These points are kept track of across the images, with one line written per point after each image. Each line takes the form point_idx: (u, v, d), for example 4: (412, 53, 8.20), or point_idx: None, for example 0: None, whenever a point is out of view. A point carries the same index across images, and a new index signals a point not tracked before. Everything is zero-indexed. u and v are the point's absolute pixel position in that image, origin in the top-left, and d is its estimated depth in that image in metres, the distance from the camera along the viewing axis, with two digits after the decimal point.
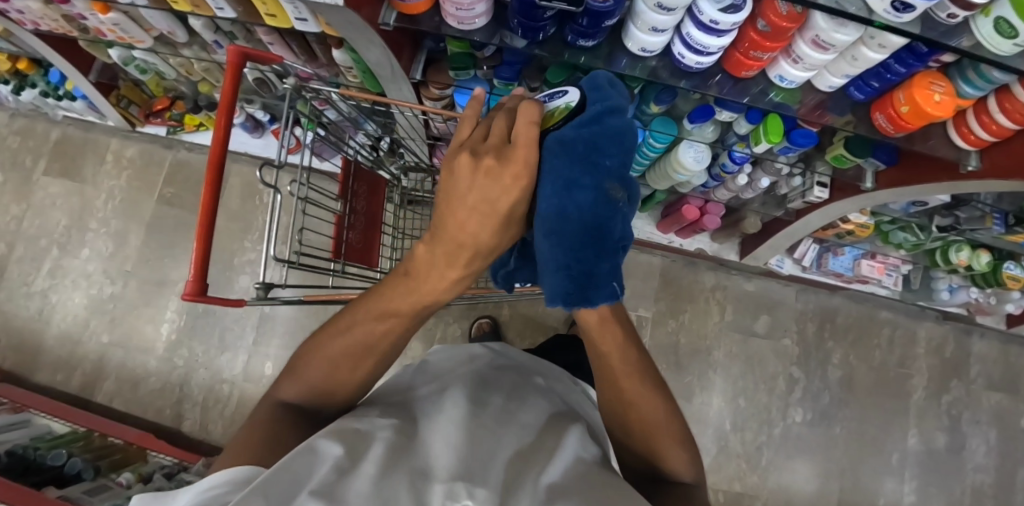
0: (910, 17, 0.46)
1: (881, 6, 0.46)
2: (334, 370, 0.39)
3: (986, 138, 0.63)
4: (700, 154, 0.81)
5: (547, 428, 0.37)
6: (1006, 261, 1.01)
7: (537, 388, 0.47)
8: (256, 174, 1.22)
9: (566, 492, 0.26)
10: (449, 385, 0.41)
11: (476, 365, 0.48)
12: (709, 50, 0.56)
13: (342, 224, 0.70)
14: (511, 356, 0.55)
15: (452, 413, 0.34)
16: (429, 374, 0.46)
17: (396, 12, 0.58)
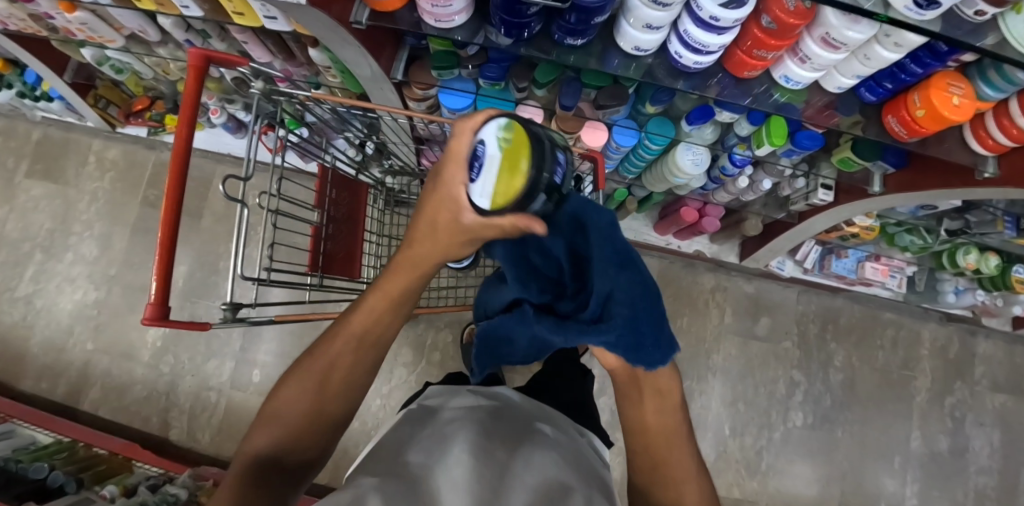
0: (933, 14, 0.42)
1: (902, 3, 0.42)
2: (306, 411, 0.36)
3: (1006, 143, 0.59)
4: (699, 156, 0.77)
5: (557, 485, 0.33)
6: (1015, 265, 0.99)
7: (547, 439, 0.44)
8: (219, 188, 1.19)
9: None
10: (455, 431, 0.38)
11: (479, 410, 0.45)
12: (709, 48, 0.51)
13: (319, 236, 0.66)
14: (518, 406, 0.51)
15: (461, 474, 0.31)
16: (429, 420, 0.43)
17: (369, 10, 0.53)
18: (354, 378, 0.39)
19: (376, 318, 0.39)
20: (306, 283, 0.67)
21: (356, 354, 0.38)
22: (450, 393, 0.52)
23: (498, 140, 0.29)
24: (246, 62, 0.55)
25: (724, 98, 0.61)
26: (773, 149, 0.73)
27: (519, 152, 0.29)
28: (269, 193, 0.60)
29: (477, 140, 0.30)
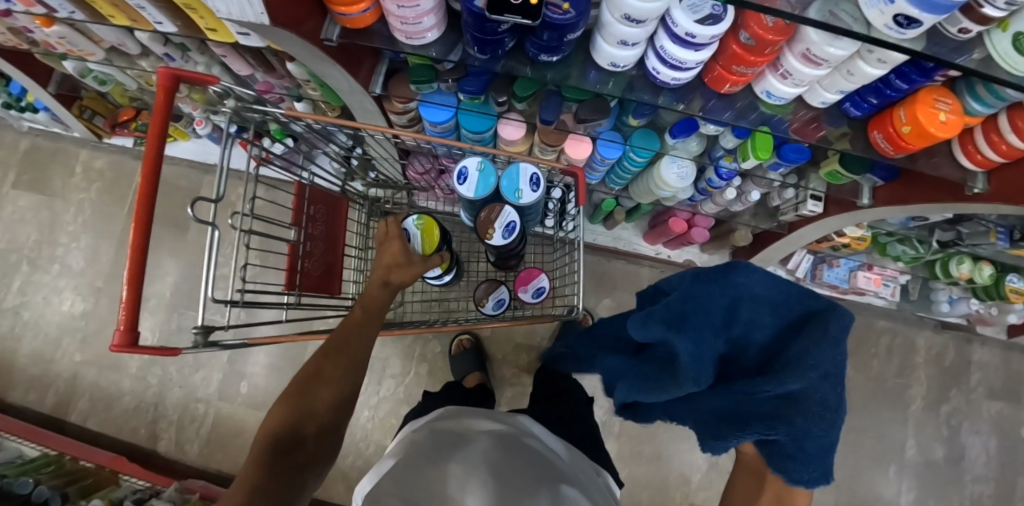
0: (913, 33, 0.41)
1: (882, 20, 0.40)
2: (311, 397, 0.46)
3: (995, 158, 0.58)
4: (685, 169, 0.76)
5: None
6: (1009, 274, 0.98)
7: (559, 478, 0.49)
8: (188, 213, 1.18)
9: None
10: (480, 469, 0.44)
11: (500, 436, 0.53)
12: (686, 65, 0.49)
13: (296, 254, 0.65)
14: (541, 445, 0.56)
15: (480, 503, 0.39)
16: (461, 443, 0.50)
17: (339, 27, 0.52)
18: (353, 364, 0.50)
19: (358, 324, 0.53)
20: (283, 301, 0.66)
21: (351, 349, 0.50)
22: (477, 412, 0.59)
23: (415, 223, 0.66)
24: (217, 82, 0.56)
25: (707, 112, 0.60)
26: (759, 162, 0.71)
27: (427, 224, 0.67)
28: (243, 214, 0.59)
29: (403, 228, 0.67)
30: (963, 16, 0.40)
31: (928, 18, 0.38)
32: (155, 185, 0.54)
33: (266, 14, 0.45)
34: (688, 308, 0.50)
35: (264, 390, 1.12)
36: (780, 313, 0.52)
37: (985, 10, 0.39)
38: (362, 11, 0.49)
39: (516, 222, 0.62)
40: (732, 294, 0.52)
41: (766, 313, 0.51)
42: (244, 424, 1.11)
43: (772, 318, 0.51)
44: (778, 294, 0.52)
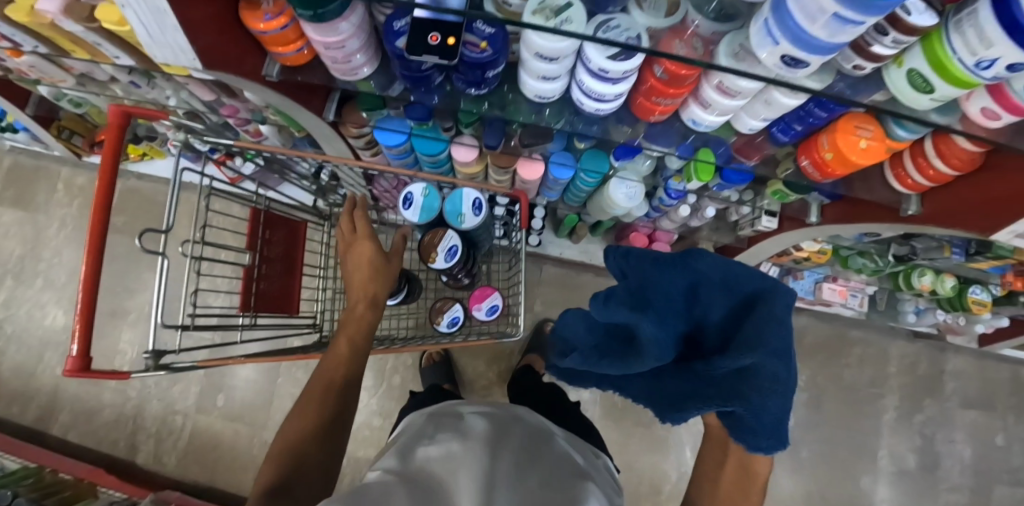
0: (805, 70, 0.40)
1: (773, 60, 0.40)
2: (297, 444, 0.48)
3: (924, 183, 0.59)
4: (632, 190, 0.78)
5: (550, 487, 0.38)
6: (972, 286, 1.00)
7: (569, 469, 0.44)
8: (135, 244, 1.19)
9: None
10: (477, 451, 0.40)
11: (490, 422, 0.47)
12: (606, 97, 0.50)
13: (250, 277, 0.67)
14: (545, 435, 0.51)
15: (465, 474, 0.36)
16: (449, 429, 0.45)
17: (279, 65, 0.54)
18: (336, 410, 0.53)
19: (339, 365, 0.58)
20: (239, 322, 0.68)
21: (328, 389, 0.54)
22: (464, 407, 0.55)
23: None
24: (166, 115, 0.58)
25: (649, 135, 0.62)
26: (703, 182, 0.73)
27: None
28: (194, 241, 0.62)
29: None
30: (855, 53, 0.40)
31: (813, 58, 0.37)
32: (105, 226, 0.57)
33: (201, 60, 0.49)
34: (649, 288, 0.48)
35: (240, 403, 1.14)
36: (733, 289, 0.47)
37: (875, 48, 0.39)
38: (299, 50, 0.51)
39: (458, 245, 0.65)
40: (691, 278, 0.48)
41: (720, 297, 0.46)
42: (220, 436, 1.13)
43: (725, 299, 0.47)
44: (727, 275, 0.48)
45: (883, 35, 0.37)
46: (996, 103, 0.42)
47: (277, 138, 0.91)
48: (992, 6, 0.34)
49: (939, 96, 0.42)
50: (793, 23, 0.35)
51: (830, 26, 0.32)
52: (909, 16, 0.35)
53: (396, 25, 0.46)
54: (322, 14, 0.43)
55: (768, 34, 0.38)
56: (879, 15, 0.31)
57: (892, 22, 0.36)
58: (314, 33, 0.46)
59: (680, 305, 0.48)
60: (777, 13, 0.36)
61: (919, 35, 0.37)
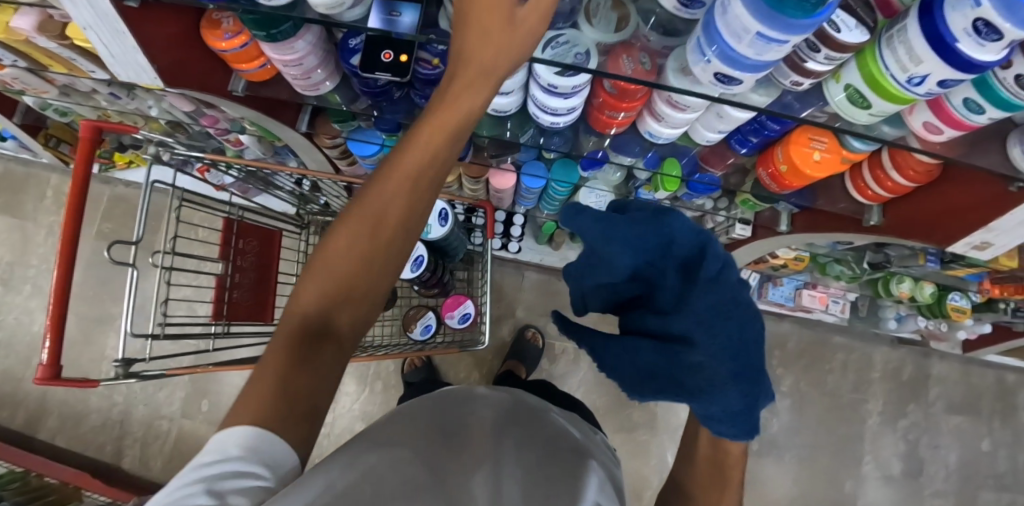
0: (739, 87, 0.41)
1: (707, 77, 0.41)
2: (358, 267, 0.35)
3: (883, 194, 0.60)
4: (602, 199, 0.79)
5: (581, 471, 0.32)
6: (951, 292, 1.00)
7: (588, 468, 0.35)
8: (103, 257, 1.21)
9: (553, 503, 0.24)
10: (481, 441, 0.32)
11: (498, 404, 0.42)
12: (560, 111, 0.51)
13: (223, 286, 0.69)
14: (555, 425, 0.42)
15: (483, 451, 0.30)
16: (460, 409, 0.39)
17: (244, 80, 0.56)
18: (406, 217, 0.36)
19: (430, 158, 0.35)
20: (212, 330, 0.70)
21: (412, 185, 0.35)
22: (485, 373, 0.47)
23: None
24: (136, 130, 0.59)
25: (617, 145, 0.63)
26: (670, 192, 0.75)
27: None
28: (165, 251, 0.63)
29: None
30: (791, 69, 0.41)
31: (743, 75, 0.38)
32: (77, 239, 0.57)
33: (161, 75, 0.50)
34: (617, 237, 0.41)
35: (225, 408, 1.15)
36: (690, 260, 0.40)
37: (809, 64, 0.39)
38: (260, 67, 0.52)
39: (424, 256, 0.66)
40: (661, 238, 0.40)
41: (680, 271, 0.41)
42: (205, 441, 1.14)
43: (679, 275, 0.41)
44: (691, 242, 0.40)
45: (815, 51, 0.38)
46: (937, 117, 0.44)
47: (257, 147, 0.92)
48: (918, 21, 0.36)
49: (876, 112, 0.43)
50: (722, 40, 0.36)
51: (755, 44, 0.33)
52: (840, 33, 0.36)
53: (350, 43, 0.47)
54: (275, 35, 0.44)
55: (700, 52, 0.39)
56: (803, 33, 0.32)
57: (823, 39, 0.37)
58: (271, 52, 0.47)
59: (644, 258, 0.41)
60: (707, 31, 0.37)
61: (851, 51, 0.37)
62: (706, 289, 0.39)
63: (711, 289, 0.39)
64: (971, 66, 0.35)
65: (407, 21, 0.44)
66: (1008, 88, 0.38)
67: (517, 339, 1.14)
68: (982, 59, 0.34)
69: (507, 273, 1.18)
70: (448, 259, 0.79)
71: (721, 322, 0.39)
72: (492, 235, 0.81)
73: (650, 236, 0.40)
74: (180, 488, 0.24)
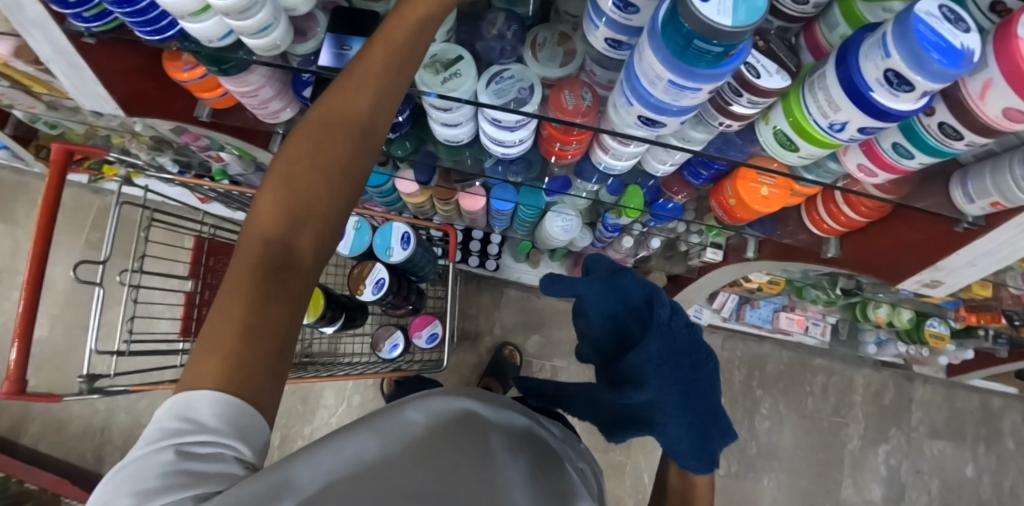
0: (664, 131, 0.43)
1: (631, 120, 0.43)
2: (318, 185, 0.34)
3: (837, 228, 0.61)
4: (569, 223, 0.81)
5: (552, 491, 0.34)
6: (930, 318, 0.99)
7: (570, 489, 0.37)
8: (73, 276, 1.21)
9: None
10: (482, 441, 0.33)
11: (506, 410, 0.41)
12: (506, 143, 0.52)
13: (192, 303, 0.70)
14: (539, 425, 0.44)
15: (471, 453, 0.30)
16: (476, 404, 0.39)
17: (209, 107, 0.57)
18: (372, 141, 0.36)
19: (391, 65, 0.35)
20: (180, 345, 0.71)
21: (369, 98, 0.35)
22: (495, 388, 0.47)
23: None
24: (106, 153, 0.61)
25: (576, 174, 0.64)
26: (635, 218, 0.76)
27: None
28: (133, 269, 0.64)
29: None
30: (717, 111, 0.43)
31: (663, 119, 0.40)
32: (45, 256, 0.59)
33: None
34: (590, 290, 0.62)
35: None
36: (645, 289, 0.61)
37: (734, 107, 0.41)
38: (221, 96, 0.54)
39: (386, 278, 0.68)
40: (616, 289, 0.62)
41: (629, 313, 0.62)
42: None
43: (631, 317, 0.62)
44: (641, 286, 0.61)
45: (738, 96, 0.40)
46: (870, 160, 0.45)
47: (239, 164, 0.94)
48: (835, 70, 0.38)
49: (805, 155, 0.45)
50: (640, 86, 0.38)
51: (668, 90, 0.36)
52: (760, 79, 0.38)
53: (302, 77, 0.49)
54: (226, 70, 0.45)
55: (625, 97, 0.41)
56: (711, 83, 0.35)
57: (745, 85, 0.39)
58: (228, 84, 0.49)
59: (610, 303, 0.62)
60: (628, 77, 0.39)
61: (773, 96, 0.40)
62: (662, 332, 0.58)
63: (664, 335, 0.58)
64: (885, 115, 0.36)
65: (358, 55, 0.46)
66: (932, 134, 0.39)
67: (495, 355, 1.15)
68: (897, 108, 0.36)
69: (487, 289, 1.19)
70: (417, 279, 0.80)
71: (671, 358, 0.57)
72: (456, 259, 0.84)
73: (609, 293, 0.62)
74: (141, 455, 0.25)
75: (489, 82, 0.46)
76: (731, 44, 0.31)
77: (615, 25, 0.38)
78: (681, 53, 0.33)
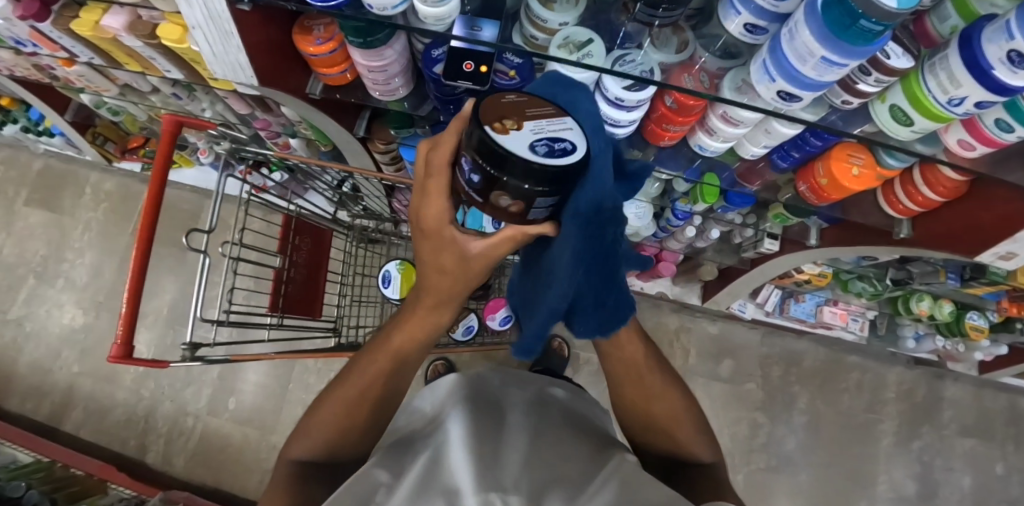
0: (798, 105, 0.47)
1: (769, 95, 0.47)
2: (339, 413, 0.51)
3: (914, 208, 0.64)
4: (642, 210, 0.84)
5: (555, 448, 0.49)
6: (969, 311, 1.02)
7: (565, 442, 0.52)
8: (181, 241, 1.24)
9: (487, 466, 0.41)
10: (467, 430, 0.49)
11: (514, 411, 0.59)
12: (621, 124, 0.56)
13: (280, 279, 0.71)
14: (482, 376, 0.68)
15: (462, 442, 0.46)
16: (480, 411, 0.56)
17: (322, 83, 0.59)
18: (400, 377, 0.53)
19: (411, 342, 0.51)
20: (266, 321, 0.72)
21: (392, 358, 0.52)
22: (486, 380, 0.67)
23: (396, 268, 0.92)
24: (214, 126, 0.62)
25: (658, 160, 0.68)
26: (708, 205, 0.79)
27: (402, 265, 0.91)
28: (233, 242, 0.65)
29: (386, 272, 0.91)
30: (842, 90, 0.47)
31: (804, 93, 0.44)
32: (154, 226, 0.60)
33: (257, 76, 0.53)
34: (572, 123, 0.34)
35: (250, 406, 1.17)
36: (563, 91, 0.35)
37: (860, 86, 0.46)
38: (342, 72, 0.56)
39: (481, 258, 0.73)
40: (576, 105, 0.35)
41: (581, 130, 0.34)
42: (227, 439, 1.15)
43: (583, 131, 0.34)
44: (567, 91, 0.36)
45: (867, 75, 0.45)
46: (971, 136, 0.48)
47: (305, 151, 0.95)
48: (959, 51, 0.41)
49: (918, 129, 0.48)
50: (787, 63, 0.42)
51: (819, 66, 0.40)
52: (891, 59, 0.43)
53: (434, 53, 0.51)
54: (371, 42, 0.48)
55: (765, 73, 0.45)
56: (858, 59, 0.39)
57: (875, 63, 0.44)
58: (360, 59, 0.51)
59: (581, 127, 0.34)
60: (773, 55, 0.44)
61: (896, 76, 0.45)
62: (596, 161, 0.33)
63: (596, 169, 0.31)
64: (1005, 91, 0.40)
65: (486, 35, 0.49)
66: None
67: (542, 347, 1.16)
68: (1016, 84, 0.39)
69: None
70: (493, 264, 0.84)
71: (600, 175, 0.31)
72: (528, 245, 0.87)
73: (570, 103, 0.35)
74: None
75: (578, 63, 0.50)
76: (889, 24, 0.35)
77: (759, 10, 0.42)
78: (841, 31, 0.36)
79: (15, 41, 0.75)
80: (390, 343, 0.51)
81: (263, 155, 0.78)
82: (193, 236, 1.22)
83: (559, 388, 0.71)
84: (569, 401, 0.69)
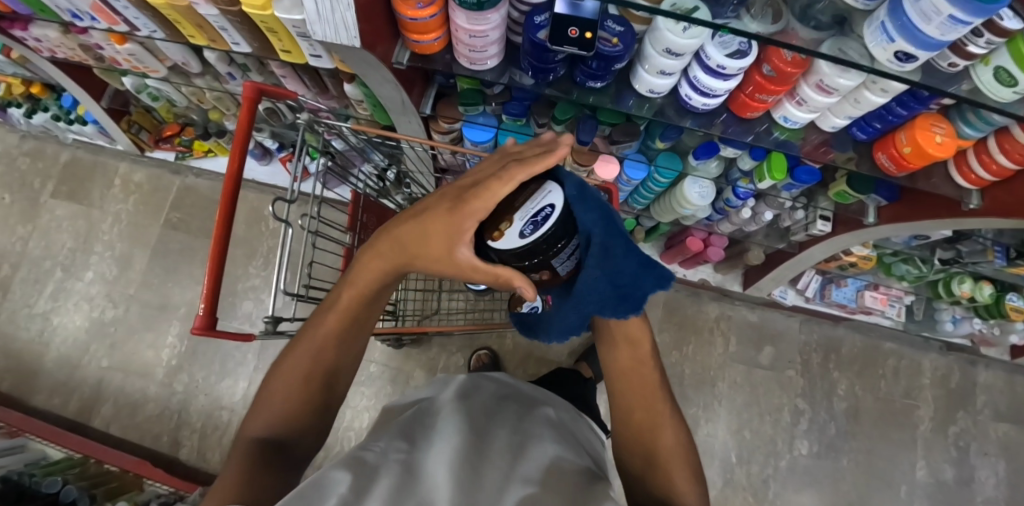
0: (911, 66, 0.47)
1: (884, 56, 0.47)
2: (291, 373, 0.45)
3: (987, 177, 0.65)
4: (705, 189, 0.85)
5: (554, 462, 0.42)
6: (1009, 293, 1.02)
7: (562, 455, 0.45)
8: (267, 210, 1.23)
9: (464, 482, 0.33)
10: (450, 439, 0.41)
11: (502, 414, 0.52)
12: (715, 92, 0.58)
13: (350, 257, 0.70)
14: (479, 383, 0.60)
15: (446, 451, 0.38)
16: (466, 417, 0.47)
17: (409, 51, 0.60)
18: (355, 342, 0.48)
19: (359, 302, 0.46)
20: None
21: (346, 319, 0.47)
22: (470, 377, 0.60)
23: None
24: (295, 95, 0.61)
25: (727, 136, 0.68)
26: (773, 182, 0.79)
27: None
28: (311, 216, 0.64)
29: None
30: (952, 52, 0.49)
31: (922, 54, 0.45)
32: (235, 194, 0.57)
33: (359, 37, 0.52)
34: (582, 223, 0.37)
35: None
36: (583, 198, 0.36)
37: (969, 48, 0.47)
38: (432, 40, 0.56)
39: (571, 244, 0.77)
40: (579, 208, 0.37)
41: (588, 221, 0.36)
42: None
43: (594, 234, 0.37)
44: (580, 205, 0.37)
45: (978, 36, 0.46)
46: None
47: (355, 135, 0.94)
48: None
49: (1021, 90, 0.48)
50: (908, 22, 0.43)
51: (945, 25, 0.41)
52: (1004, 20, 0.44)
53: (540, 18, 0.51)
54: (483, 3, 0.48)
55: (882, 33, 0.46)
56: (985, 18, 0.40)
57: (989, 25, 0.45)
58: (462, 23, 0.51)
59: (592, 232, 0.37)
60: (893, 16, 0.45)
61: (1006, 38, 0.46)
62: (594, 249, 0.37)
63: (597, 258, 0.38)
64: None
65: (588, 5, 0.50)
66: None
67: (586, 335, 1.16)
68: None
69: None
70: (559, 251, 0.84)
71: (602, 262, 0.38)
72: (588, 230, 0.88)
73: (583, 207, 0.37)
74: None
75: (686, 26, 0.50)
76: None
77: None
78: None
79: (71, 15, 0.72)
80: (337, 298, 0.46)
81: (338, 131, 0.75)
82: (274, 206, 1.20)
83: (557, 410, 0.62)
84: (573, 425, 0.60)
